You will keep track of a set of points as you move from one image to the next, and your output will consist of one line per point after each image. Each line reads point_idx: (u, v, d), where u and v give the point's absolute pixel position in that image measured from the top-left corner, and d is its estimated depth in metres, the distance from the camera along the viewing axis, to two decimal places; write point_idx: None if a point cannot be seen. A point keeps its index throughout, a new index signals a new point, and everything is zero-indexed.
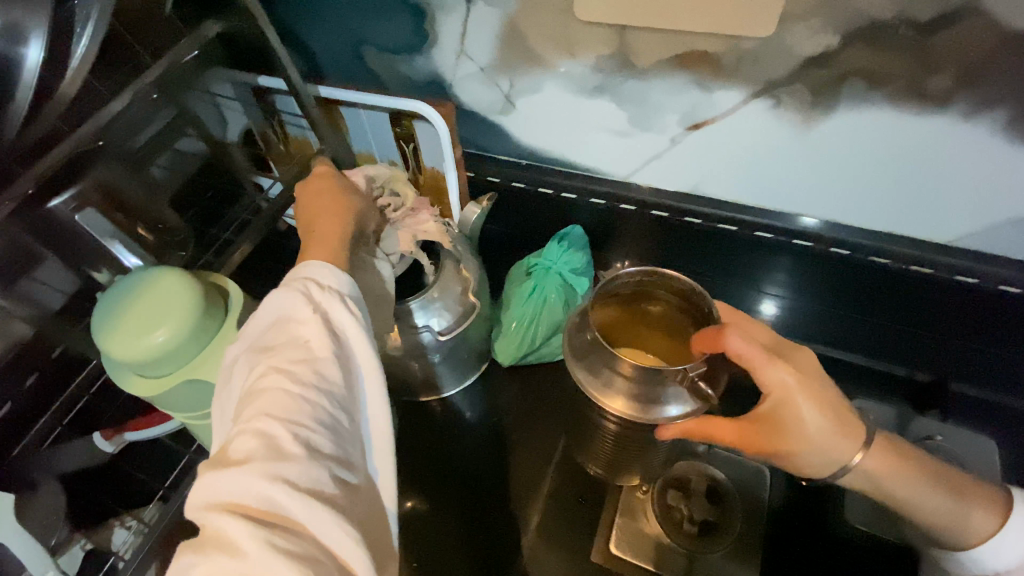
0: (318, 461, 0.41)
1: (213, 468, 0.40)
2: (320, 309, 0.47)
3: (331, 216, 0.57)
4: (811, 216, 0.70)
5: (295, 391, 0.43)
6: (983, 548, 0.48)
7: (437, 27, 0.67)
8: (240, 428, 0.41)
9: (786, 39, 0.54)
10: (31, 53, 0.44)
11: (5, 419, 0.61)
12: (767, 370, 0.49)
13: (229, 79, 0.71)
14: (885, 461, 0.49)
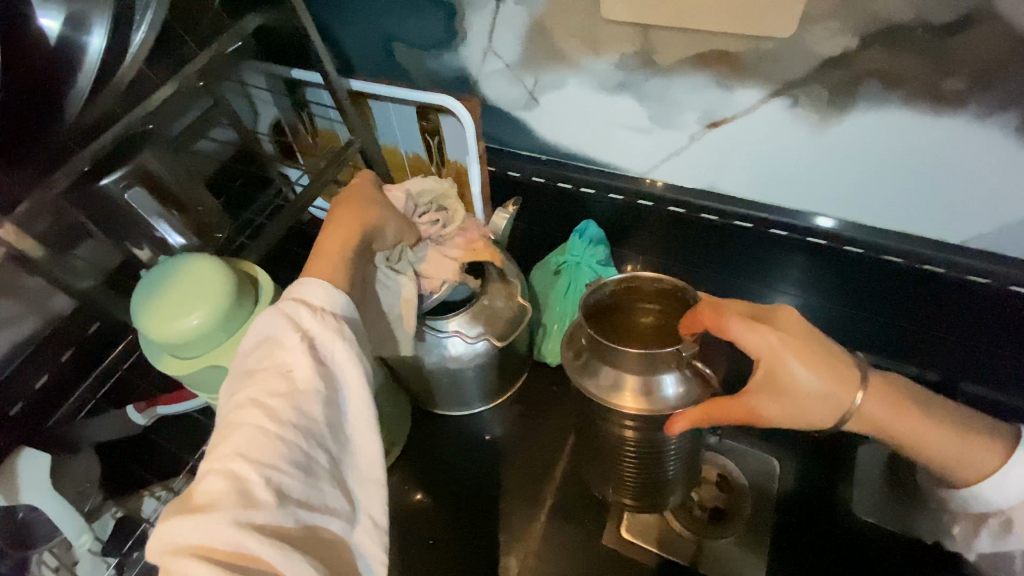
0: (286, 509, 0.42)
1: (179, 513, 0.41)
2: (306, 336, 0.49)
3: (341, 225, 0.59)
4: (827, 216, 0.72)
5: (270, 428, 0.44)
6: (984, 483, 0.51)
7: (466, 24, 0.70)
8: (209, 471, 0.42)
9: (806, 40, 0.56)
10: (93, 40, 0.47)
11: (44, 387, 0.68)
12: (750, 336, 0.52)
13: (263, 71, 0.75)
14: (880, 408, 0.51)
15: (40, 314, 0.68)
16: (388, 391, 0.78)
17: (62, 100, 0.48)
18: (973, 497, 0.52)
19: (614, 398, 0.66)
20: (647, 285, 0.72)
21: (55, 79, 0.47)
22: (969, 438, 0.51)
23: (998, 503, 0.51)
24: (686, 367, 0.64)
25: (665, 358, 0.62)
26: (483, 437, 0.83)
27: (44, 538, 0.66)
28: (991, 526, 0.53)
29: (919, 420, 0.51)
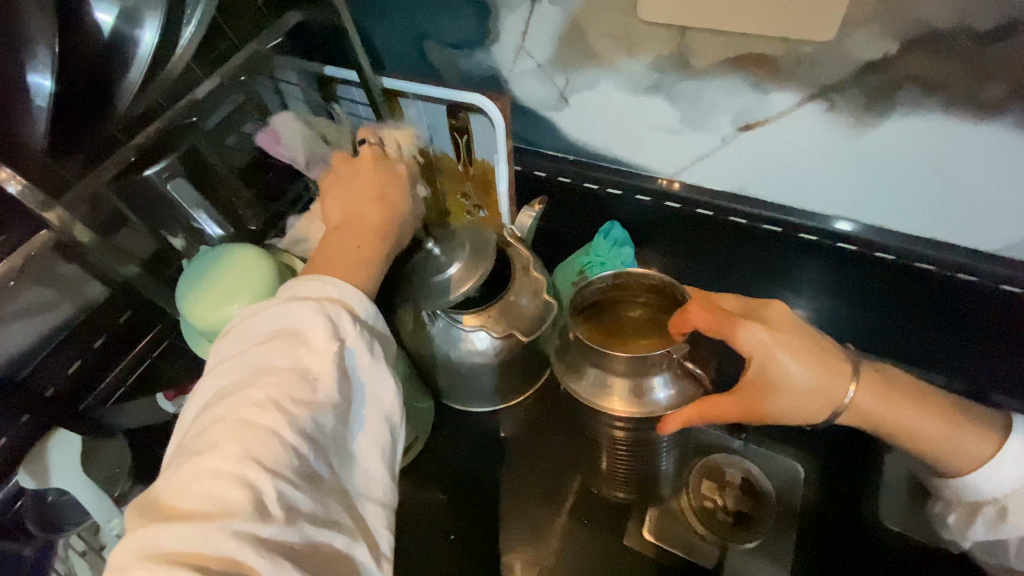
0: (295, 524, 0.42)
1: (164, 522, 0.40)
2: (340, 344, 0.48)
3: (350, 231, 0.57)
4: (848, 221, 0.72)
5: (289, 439, 0.43)
6: (977, 472, 0.53)
7: (500, 24, 0.71)
8: (215, 474, 0.41)
9: (847, 44, 0.56)
10: (145, 34, 0.48)
11: (75, 375, 0.72)
12: (744, 335, 0.53)
13: (296, 67, 0.73)
14: (870, 397, 0.53)
15: (76, 300, 0.70)
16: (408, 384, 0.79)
17: (116, 90, 0.48)
18: (964, 485, 0.54)
19: (607, 400, 0.69)
20: (635, 280, 0.72)
21: (108, 69, 0.47)
22: (957, 428, 0.53)
23: (991, 491, 0.53)
24: (674, 369, 0.66)
25: (653, 362, 0.64)
26: (501, 433, 0.83)
27: (72, 522, 0.71)
28: (986, 514, 0.53)
29: (907, 407, 0.53)
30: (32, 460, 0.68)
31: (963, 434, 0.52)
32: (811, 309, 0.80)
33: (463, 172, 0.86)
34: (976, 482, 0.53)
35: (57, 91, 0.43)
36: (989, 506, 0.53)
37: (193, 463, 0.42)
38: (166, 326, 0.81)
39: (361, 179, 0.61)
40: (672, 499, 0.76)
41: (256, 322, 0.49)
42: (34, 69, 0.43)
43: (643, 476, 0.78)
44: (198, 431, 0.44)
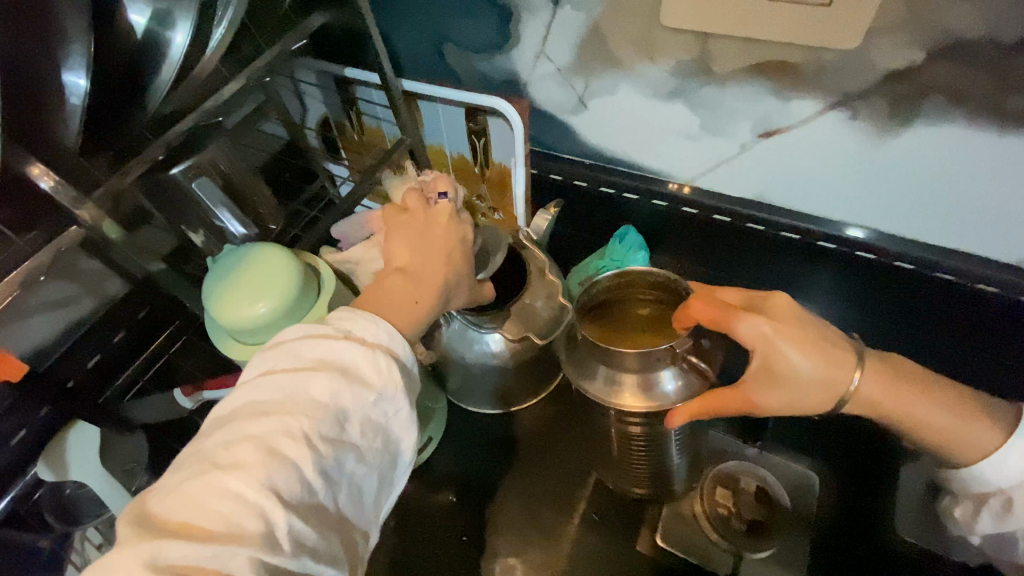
0: (297, 557, 0.42)
1: (170, 536, 0.40)
2: (376, 391, 0.48)
3: (407, 279, 0.54)
4: (860, 228, 0.72)
5: (310, 476, 0.44)
6: (984, 462, 0.51)
7: (520, 28, 0.71)
8: (233, 498, 0.41)
9: (870, 52, 0.56)
10: (177, 36, 0.49)
11: (95, 369, 0.74)
12: (745, 327, 0.52)
13: (313, 67, 0.77)
14: (877, 388, 0.52)
15: (96, 295, 0.72)
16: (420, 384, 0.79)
17: (145, 91, 0.50)
18: (971, 476, 0.52)
19: (620, 397, 0.66)
20: (639, 278, 0.70)
21: (139, 69, 0.48)
22: (966, 418, 0.51)
23: (998, 481, 0.51)
24: (682, 363, 0.64)
25: (658, 357, 0.62)
26: (509, 436, 0.83)
27: (90, 515, 0.73)
28: (991, 506, 0.52)
29: (914, 396, 0.52)
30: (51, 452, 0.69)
31: (971, 425, 0.51)
32: (825, 317, 0.80)
33: (480, 173, 0.88)
34: (984, 472, 0.51)
35: (90, 91, 0.45)
36: (994, 498, 0.52)
37: (212, 478, 0.42)
38: (183, 323, 0.82)
39: (433, 230, 0.57)
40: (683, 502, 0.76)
41: (300, 343, 0.49)
42: (69, 67, 0.44)
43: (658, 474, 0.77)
44: (225, 444, 0.44)
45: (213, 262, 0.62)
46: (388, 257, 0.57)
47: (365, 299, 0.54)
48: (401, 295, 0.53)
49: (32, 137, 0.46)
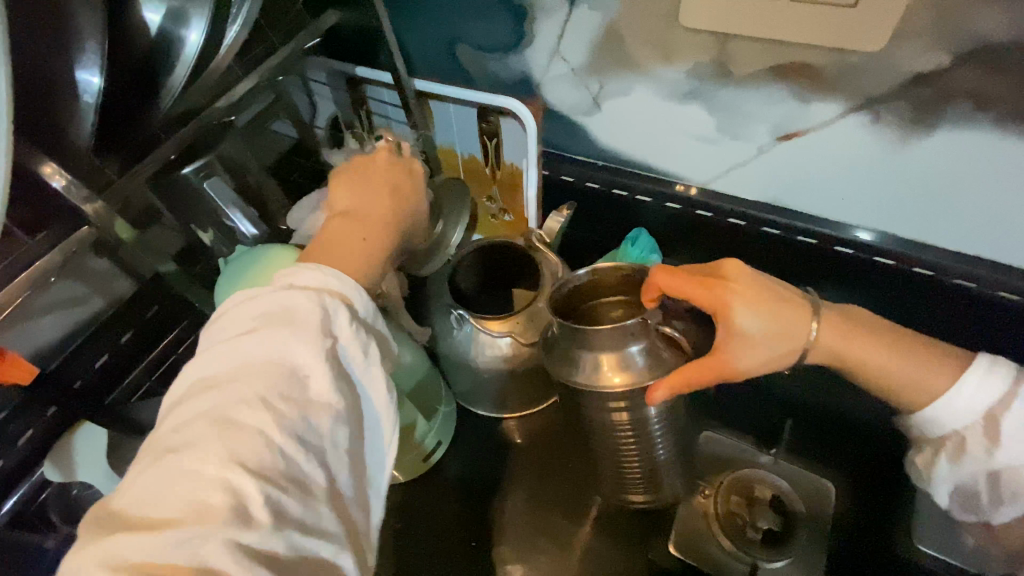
0: (279, 532, 0.38)
1: (129, 531, 0.36)
2: (333, 342, 0.45)
3: (354, 223, 0.54)
4: (866, 231, 0.71)
5: (277, 441, 0.40)
6: (935, 405, 0.53)
7: (536, 28, 0.70)
8: (194, 475, 0.38)
9: (895, 56, 0.55)
10: (191, 34, 0.48)
11: (103, 369, 0.73)
12: (702, 293, 0.53)
13: (323, 67, 0.77)
14: (830, 335, 0.53)
15: (104, 294, 0.73)
16: (430, 388, 0.78)
17: (159, 89, 0.48)
18: (924, 422, 0.54)
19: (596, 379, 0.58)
20: (608, 275, 0.63)
21: (153, 68, 0.48)
22: (922, 364, 0.53)
23: (951, 422, 0.54)
24: (659, 344, 0.57)
25: (633, 333, 0.56)
26: (517, 440, 0.83)
27: None
28: (948, 447, 0.56)
29: (866, 343, 0.53)
30: (59, 454, 0.68)
31: (925, 370, 0.53)
32: None
33: (491, 175, 0.87)
34: (938, 414, 0.54)
35: (104, 89, 0.44)
36: (950, 441, 0.55)
37: (168, 463, 0.39)
38: (191, 323, 0.82)
39: (374, 178, 0.58)
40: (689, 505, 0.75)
41: (243, 306, 0.45)
42: (82, 65, 0.43)
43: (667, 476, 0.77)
44: (176, 426, 0.41)
45: (226, 265, 0.61)
46: (332, 209, 0.56)
47: (315, 254, 0.52)
48: (351, 243, 0.52)
49: (49, 139, 0.46)
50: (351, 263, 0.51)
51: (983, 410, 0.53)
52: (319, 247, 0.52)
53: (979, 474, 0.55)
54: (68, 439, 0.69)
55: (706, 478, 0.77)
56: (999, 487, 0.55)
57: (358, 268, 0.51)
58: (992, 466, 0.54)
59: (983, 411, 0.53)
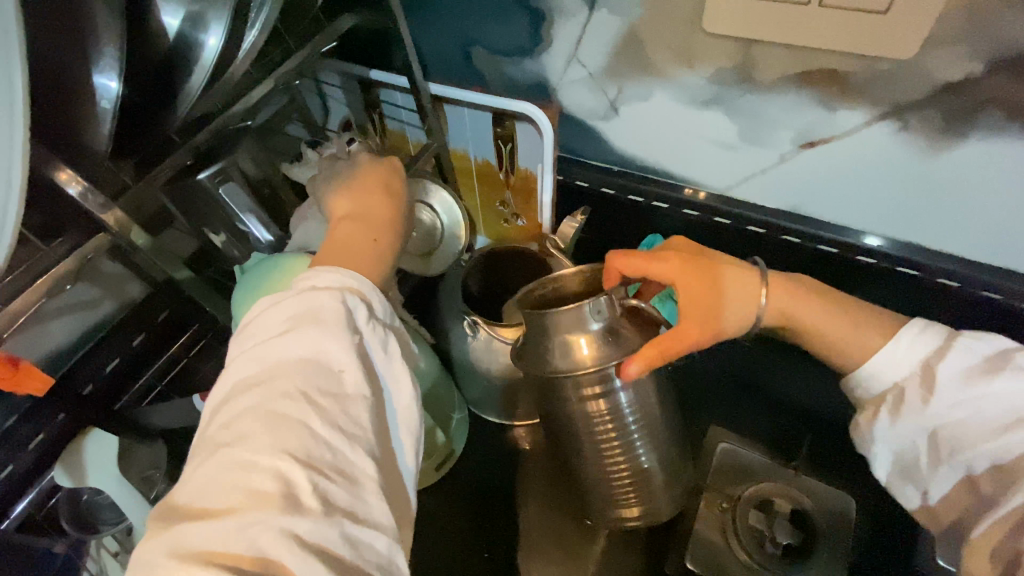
0: (333, 518, 0.36)
1: (191, 520, 0.35)
2: (360, 337, 0.43)
3: (363, 224, 0.52)
4: (875, 235, 0.71)
5: (321, 432, 0.38)
6: (875, 362, 0.52)
7: (553, 31, 0.68)
8: (248, 466, 0.36)
9: (926, 63, 0.53)
10: (211, 38, 0.47)
11: (115, 372, 0.73)
12: (656, 266, 0.55)
13: (338, 70, 0.77)
14: (781, 302, 0.54)
15: (116, 297, 0.72)
16: (443, 396, 0.77)
17: (178, 94, 0.48)
18: (866, 377, 0.53)
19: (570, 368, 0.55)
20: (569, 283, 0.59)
21: (173, 76, 0.48)
22: (855, 321, 0.54)
23: (889, 376, 0.52)
24: (620, 326, 0.55)
25: (598, 312, 0.53)
26: (527, 446, 0.84)
27: (110, 523, 0.71)
28: (888, 403, 0.52)
29: (815, 309, 0.54)
30: (69, 458, 0.67)
31: (857, 328, 0.53)
32: None
33: (505, 180, 0.86)
34: (881, 371, 0.52)
35: (122, 93, 0.42)
36: (890, 394, 0.52)
37: (222, 456, 0.37)
38: (204, 326, 0.81)
39: (365, 177, 0.57)
40: (704, 520, 0.74)
41: (269, 312, 0.43)
42: (102, 71, 0.42)
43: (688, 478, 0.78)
44: (225, 422, 0.39)
45: (242, 273, 0.61)
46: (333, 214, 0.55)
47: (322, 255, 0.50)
48: (356, 249, 0.50)
49: (61, 143, 0.44)
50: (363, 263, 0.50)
51: (918, 362, 0.51)
52: (322, 253, 0.50)
53: (918, 434, 0.51)
54: (79, 444, 0.68)
55: (723, 489, 0.76)
56: (939, 447, 0.50)
57: (372, 267, 0.50)
58: (932, 424, 0.50)
59: (919, 365, 0.51)
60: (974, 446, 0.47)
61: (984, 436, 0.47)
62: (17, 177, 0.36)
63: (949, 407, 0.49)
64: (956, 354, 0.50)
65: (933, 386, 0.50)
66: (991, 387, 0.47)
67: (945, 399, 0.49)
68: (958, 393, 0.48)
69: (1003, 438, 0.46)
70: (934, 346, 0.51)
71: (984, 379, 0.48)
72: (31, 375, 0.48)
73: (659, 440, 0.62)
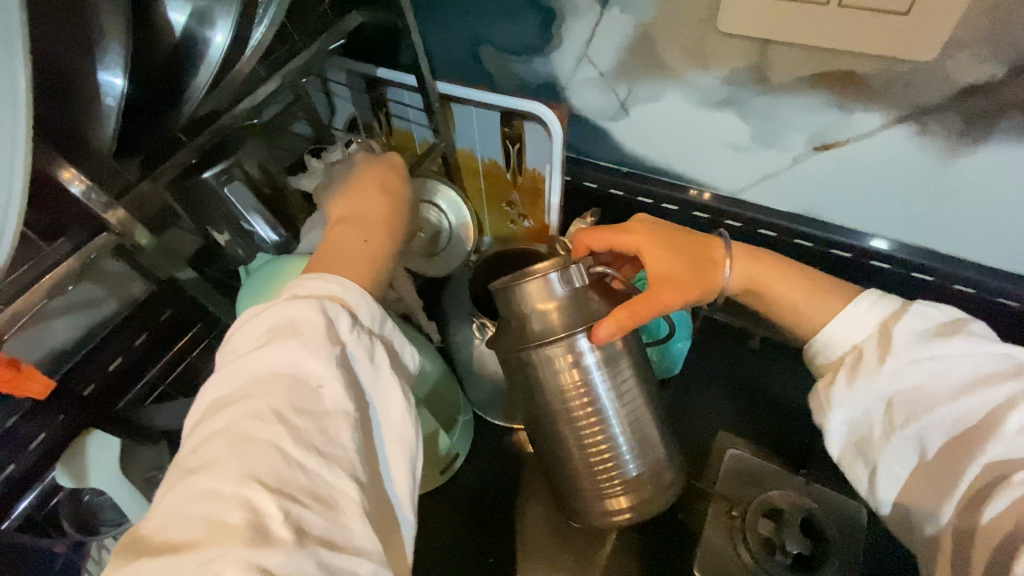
0: (306, 549, 0.34)
1: (155, 555, 0.32)
2: (342, 348, 0.41)
3: (356, 224, 0.52)
4: (882, 239, 0.71)
5: (293, 455, 0.36)
6: (838, 327, 0.51)
7: (564, 31, 0.67)
8: (213, 496, 0.34)
9: (946, 66, 0.52)
10: (217, 35, 0.46)
11: (116, 373, 0.71)
12: (621, 237, 0.58)
13: (342, 67, 0.77)
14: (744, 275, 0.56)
15: (120, 297, 0.72)
16: (448, 400, 0.76)
17: (183, 92, 0.47)
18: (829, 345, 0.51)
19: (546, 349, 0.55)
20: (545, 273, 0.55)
21: (179, 71, 0.47)
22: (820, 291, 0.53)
23: (850, 339, 0.51)
24: (590, 296, 0.55)
25: (570, 281, 0.54)
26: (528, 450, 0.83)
27: (110, 524, 0.71)
28: (848, 366, 0.50)
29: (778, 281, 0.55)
30: (71, 460, 0.66)
31: (822, 297, 0.53)
32: None
33: (512, 180, 0.85)
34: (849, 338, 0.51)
35: (127, 90, 0.42)
36: (850, 357, 0.50)
37: (188, 485, 0.35)
38: (206, 326, 0.80)
39: (363, 177, 0.58)
40: (710, 525, 0.73)
41: (251, 323, 0.42)
42: (106, 67, 0.41)
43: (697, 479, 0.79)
44: (195, 446, 0.37)
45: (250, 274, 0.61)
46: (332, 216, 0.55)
47: (318, 259, 0.49)
48: (363, 252, 0.50)
49: (68, 142, 0.43)
50: (359, 264, 0.49)
51: (876, 324, 0.50)
52: (321, 255, 0.49)
53: (875, 399, 0.48)
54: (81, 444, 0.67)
55: (734, 497, 0.74)
56: (894, 415, 0.47)
57: (366, 268, 0.49)
58: (890, 389, 0.47)
59: (878, 328, 0.50)
60: (932, 408, 0.45)
61: (942, 397, 0.45)
62: (19, 180, 0.36)
63: (907, 369, 0.47)
64: (912, 317, 0.49)
65: (891, 347, 0.48)
66: (946, 348, 0.46)
67: (905, 359, 0.47)
68: (917, 355, 0.47)
69: (959, 403, 0.44)
70: (889, 312, 0.50)
71: (940, 340, 0.46)
72: (32, 376, 0.46)
73: (651, 451, 0.60)
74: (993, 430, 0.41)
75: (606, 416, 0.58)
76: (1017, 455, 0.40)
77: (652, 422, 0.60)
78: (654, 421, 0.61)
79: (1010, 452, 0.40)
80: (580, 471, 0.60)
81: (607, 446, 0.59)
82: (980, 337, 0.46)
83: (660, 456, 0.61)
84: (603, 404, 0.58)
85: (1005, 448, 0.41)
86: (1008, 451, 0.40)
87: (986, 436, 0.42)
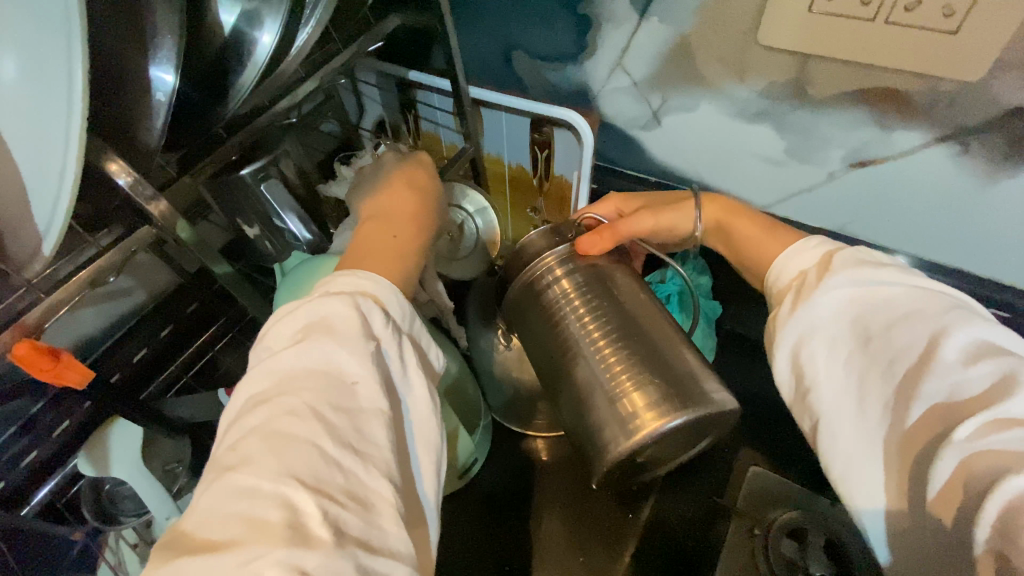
0: (344, 550, 0.33)
1: (192, 553, 0.32)
2: (376, 345, 0.41)
3: (381, 223, 0.52)
4: (907, 255, 0.71)
5: (330, 453, 0.36)
6: (786, 252, 0.50)
7: (599, 38, 0.66)
8: (251, 493, 0.34)
9: (993, 88, 0.51)
10: (263, 36, 0.47)
11: (142, 362, 0.72)
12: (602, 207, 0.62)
13: (374, 68, 0.77)
14: (714, 211, 0.58)
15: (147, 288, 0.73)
16: (468, 400, 0.77)
17: (228, 91, 0.48)
18: (777, 268, 0.50)
19: (534, 271, 0.53)
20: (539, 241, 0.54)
21: (226, 69, 0.48)
22: (779, 236, 0.53)
23: (798, 265, 0.48)
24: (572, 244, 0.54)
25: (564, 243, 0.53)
26: (543, 456, 0.83)
27: (130, 515, 0.69)
28: (787, 297, 0.47)
29: (747, 219, 0.56)
30: (95, 446, 0.64)
31: (775, 239, 0.53)
32: None
33: (539, 187, 0.85)
34: (787, 262, 0.49)
35: (176, 86, 0.42)
36: (794, 283, 0.48)
37: (224, 482, 0.35)
38: (228, 321, 0.81)
39: (386, 179, 0.58)
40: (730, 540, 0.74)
41: (280, 323, 0.42)
42: (158, 64, 0.42)
43: (715, 490, 0.78)
44: (230, 444, 0.37)
45: (284, 275, 0.61)
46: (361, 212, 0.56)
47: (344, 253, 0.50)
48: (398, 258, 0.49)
49: (119, 138, 0.44)
50: (386, 263, 0.48)
51: (821, 254, 0.48)
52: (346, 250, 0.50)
53: (818, 335, 0.44)
54: (104, 432, 0.65)
55: (756, 515, 0.75)
56: (871, 341, 0.41)
57: (393, 265, 0.48)
58: (835, 319, 0.44)
59: (820, 257, 0.48)
60: (890, 345, 0.40)
61: (878, 326, 0.42)
62: (70, 181, 0.35)
63: (849, 297, 0.44)
64: (855, 250, 0.47)
65: (830, 268, 0.46)
66: (883, 277, 0.44)
67: (845, 288, 0.44)
68: (858, 280, 0.44)
69: (887, 333, 0.41)
70: (835, 246, 0.48)
71: (876, 269, 0.45)
72: (70, 365, 0.47)
73: (672, 364, 0.48)
74: (929, 364, 0.37)
75: (608, 327, 0.50)
76: (955, 398, 0.36)
77: (674, 337, 0.50)
78: (678, 340, 0.50)
79: (948, 391, 0.36)
80: (598, 422, 0.48)
81: (617, 361, 0.48)
82: (916, 276, 0.45)
83: (689, 368, 0.48)
84: (605, 314, 0.50)
85: (942, 385, 0.36)
86: (943, 392, 0.36)
87: (922, 371, 0.38)
